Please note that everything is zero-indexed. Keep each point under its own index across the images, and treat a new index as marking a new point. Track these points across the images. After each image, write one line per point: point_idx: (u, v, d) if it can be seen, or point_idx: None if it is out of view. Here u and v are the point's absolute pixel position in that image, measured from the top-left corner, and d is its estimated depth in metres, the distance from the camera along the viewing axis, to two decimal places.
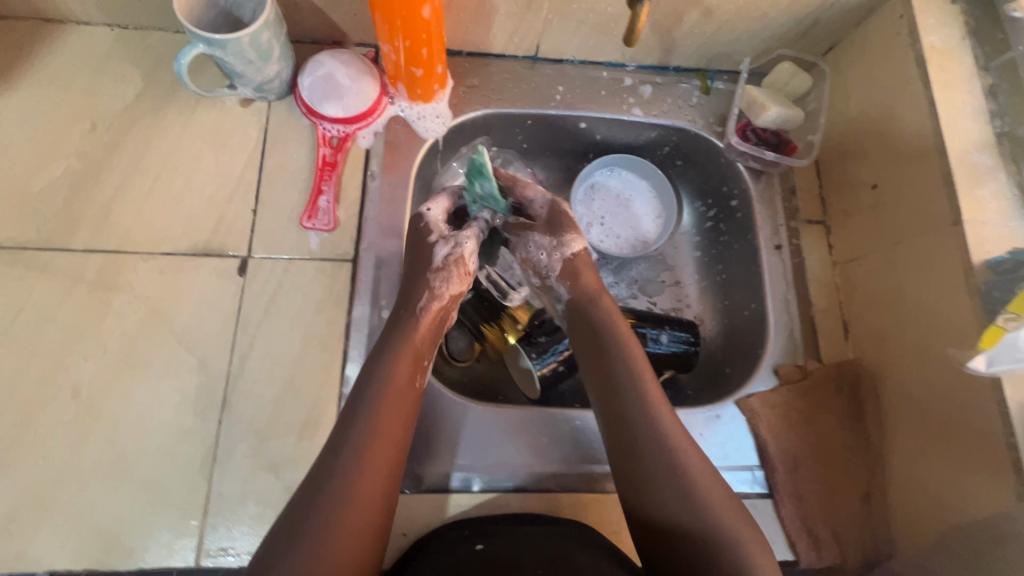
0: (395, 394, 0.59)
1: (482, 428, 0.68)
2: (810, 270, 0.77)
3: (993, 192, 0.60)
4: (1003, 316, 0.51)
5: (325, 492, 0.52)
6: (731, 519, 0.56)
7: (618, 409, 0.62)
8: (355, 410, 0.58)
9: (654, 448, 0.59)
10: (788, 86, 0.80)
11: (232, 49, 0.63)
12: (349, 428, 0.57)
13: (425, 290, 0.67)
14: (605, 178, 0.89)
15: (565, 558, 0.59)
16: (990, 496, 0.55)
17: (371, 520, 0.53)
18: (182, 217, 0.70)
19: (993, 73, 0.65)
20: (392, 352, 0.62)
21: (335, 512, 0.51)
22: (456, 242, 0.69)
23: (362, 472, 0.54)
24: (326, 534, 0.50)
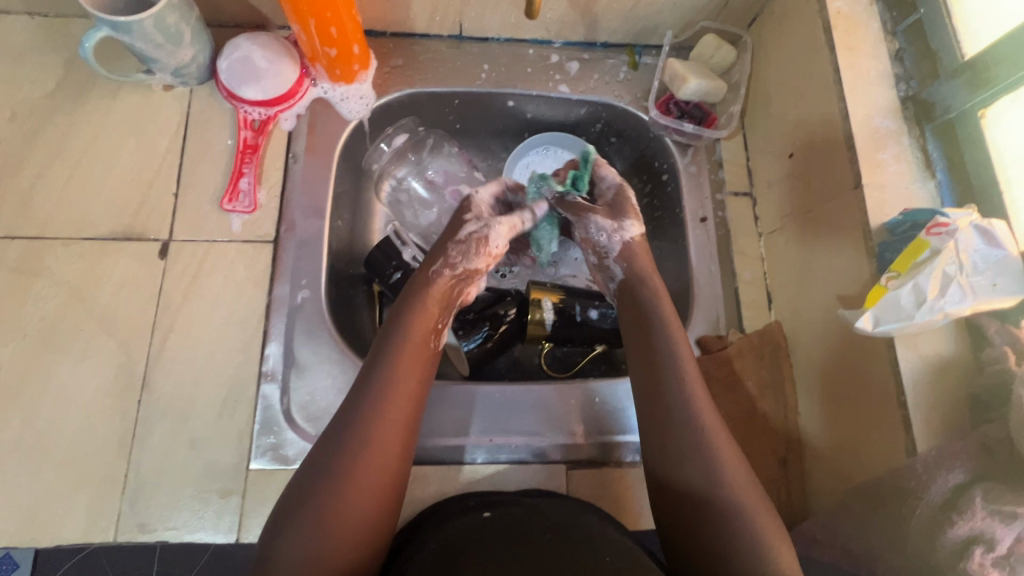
0: (410, 362, 0.61)
1: (491, 406, 0.69)
2: (735, 241, 0.78)
3: (895, 155, 0.61)
4: (886, 276, 0.53)
5: (338, 453, 0.55)
6: (737, 484, 0.56)
7: (649, 373, 0.63)
8: (371, 378, 0.60)
9: (677, 412, 0.60)
10: (712, 58, 0.80)
11: (138, 32, 0.63)
12: (364, 395, 0.59)
13: (448, 267, 0.69)
14: (540, 155, 0.87)
15: (582, 527, 0.57)
16: (886, 454, 0.55)
17: (382, 482, 0.55)
18: (104, 202, 0.70)
19: (900, 37, 0.66)
20: (411, 322, 0.65)
21: (348, 471, 0.54)
22: (486, 224, 0.72)
23: (380, 434, 0.56)
24: (333, 492, 0.52)
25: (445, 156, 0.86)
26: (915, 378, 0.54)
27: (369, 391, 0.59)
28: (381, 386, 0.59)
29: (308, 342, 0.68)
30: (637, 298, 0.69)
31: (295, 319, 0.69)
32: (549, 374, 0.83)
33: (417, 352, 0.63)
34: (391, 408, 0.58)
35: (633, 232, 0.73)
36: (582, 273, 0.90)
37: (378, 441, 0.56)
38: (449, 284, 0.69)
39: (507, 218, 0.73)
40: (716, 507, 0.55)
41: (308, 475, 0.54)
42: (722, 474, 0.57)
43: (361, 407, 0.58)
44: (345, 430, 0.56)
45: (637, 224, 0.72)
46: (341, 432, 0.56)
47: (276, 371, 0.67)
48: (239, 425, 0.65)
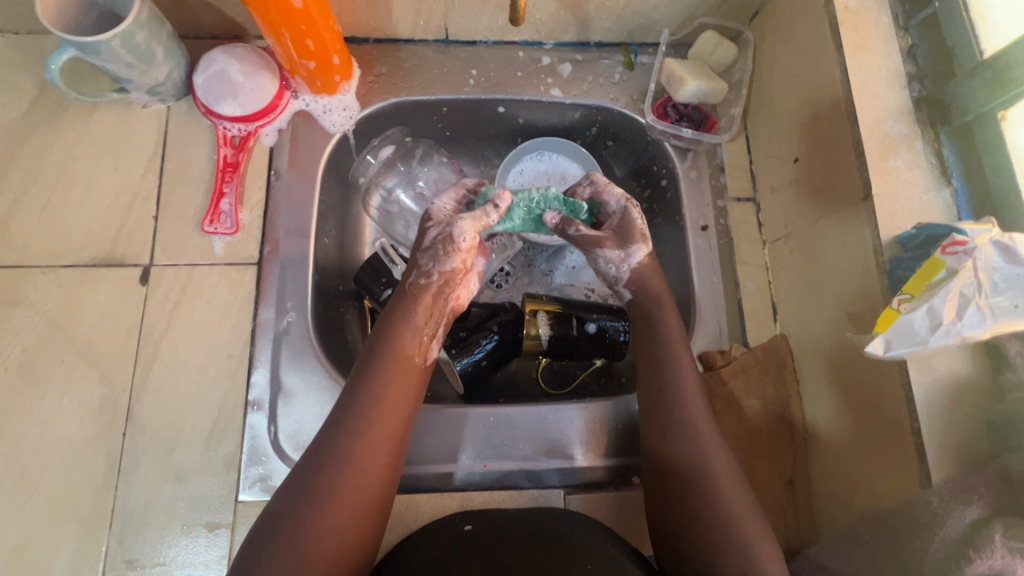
0: (392, 380, 0.60)
1: (485, 429, 0.66)
2: (738, 250, 0.74)
3: (907, 162, 0.57)
4: (897, 298, 0.49)
5: (319, 475, 0.54)
6: (738, 508, 0.55)
7: (654, 395, 0.62)
8: (352, 399, 0.59)
9: (679, 434, 0.59)
10: (712, 56, 0.76)
11: (106, 52, 0.60)
12: (344, 417, 0.57)
13: (425, 277, 0.66)
14: (535, 160, 0.83)
15: (569, 543, 0.56)
16: (900, 483, 0.52)
17: (363, 505, 0.54)
18: (82, 227, 0.68)
19: (912, 32, 0.61)
20: (387, 336, 0.63)
21: (328, 494, 0.53)
22: (446, 224, 0.67)
23: (360, 457, 0.55)
24: (310, 517, 0.52)
25: (437, 165, 0.82)
26: (930, 403, 0.51)
27: (351, 413, 0.57)
28: (364, 407, 0.58)
29: (294, 368, 0.66)
30: (648, 318, 0.67)
31: (280, 345, 0.67)
32: (547, 393, 0.80)
33: (399, 369, 0.61)
34: (373, 430, 0.57)
35: (640, 251, 0.68)
36: (582, 282, 0.87)
37: (358, 464, 0.55)
38: (425, 296, 0.65)
39: (472, 214, 0.67)
40: (713, 531, 0.54)
41: (287, 498, 0.53)
42: (723, 498, 0.56)
43: (343, 427, 0.57)
44: (327, 451, 0.55)
45: (644, 245, 0.68)
46: (321, 453, 0.55)
47: (263, 399, 0.65)
48: (226, 456, 0.63)
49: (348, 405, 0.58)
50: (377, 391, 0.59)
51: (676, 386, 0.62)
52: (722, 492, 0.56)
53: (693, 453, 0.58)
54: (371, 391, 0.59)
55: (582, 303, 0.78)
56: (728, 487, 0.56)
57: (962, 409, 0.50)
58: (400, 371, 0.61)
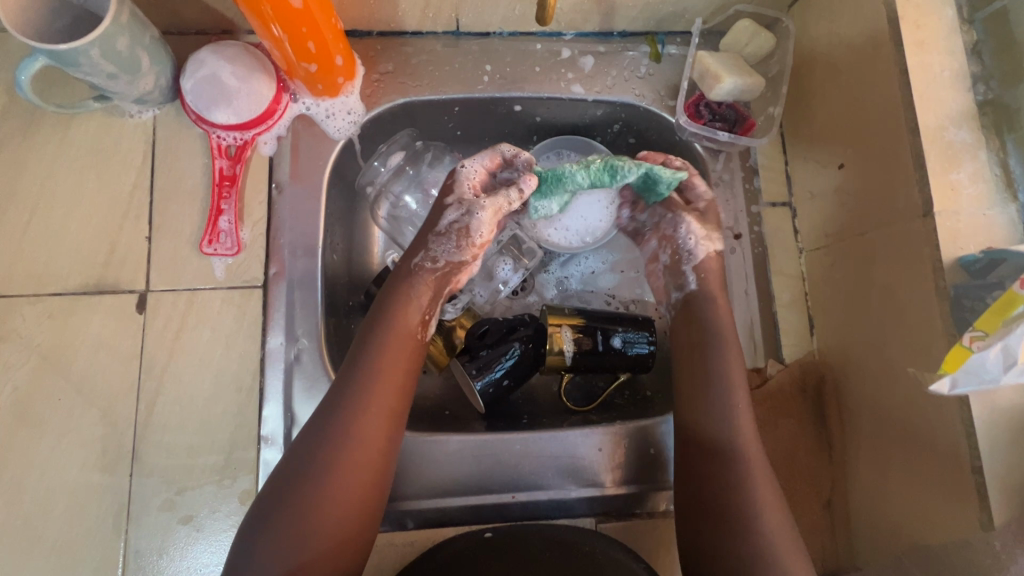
0: (381, 363, 0.57)
1: (506, 456, 0.63)
2: (773, 259, 0.70)
3: (971, 174, 0.52)
4: (968, 334, 0.46)
5: (316, 455, 0.52)
6: (785, 554, 0.52)
7: (698, 433, 0.59)
8: (338, 389, 0.55)
9: (721, 480, 0.56)
10: (748, 47, 0.70)
11: (83, 61, 0.54)
12: (329, 414, 0.54)
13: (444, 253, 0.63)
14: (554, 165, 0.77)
15: (580, 546, 0.57)
16: (951, 519, 0.50)
17: (356, 483, 0.52)
18: (68, 252, 0.63)
19: (978, 26, 0.55)
20: (386, 311, 0.60)
21: (323, 470, 0.52)
22: (468, 209, 0.63)
23: (359, 429, 0.53)
24: (306, 498, 0.50)
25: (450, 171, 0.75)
26: (993, 442, 0.48)
27: (346, 390, 0.55)
28: (363, 378, 0.56)
29: (309, 400, 0.62)
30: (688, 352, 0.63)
31: (293, 374, 0.63)
32: (573, 410, 0.76)
33: (400, 336, 0.59)
34: (367, 413, 0.54)
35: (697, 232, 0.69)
36: (600, 289, 0.81)
37: (357, 436, 0.53)
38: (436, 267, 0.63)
39: (496, 199, 0.63)
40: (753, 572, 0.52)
41: (281, 479, 0.52)
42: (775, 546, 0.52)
43: (340, 401, 0.55)
44: (321, 430, 0.53)
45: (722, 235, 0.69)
46: (319, 427, 0.54)
47: (276, 435, 0.61)
48: (240, 494, 0.60)
49: (346, 381, 0.56)
50: (378, 360, 0.57)
51: (710, 421, 0.58)
52: (769, 536, 0.53)
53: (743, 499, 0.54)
54: (371, 360, 0.57)
55: (606, 314, 0.74)
56: (771, 537, 0.52)
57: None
58: (401, 338, 0.59)
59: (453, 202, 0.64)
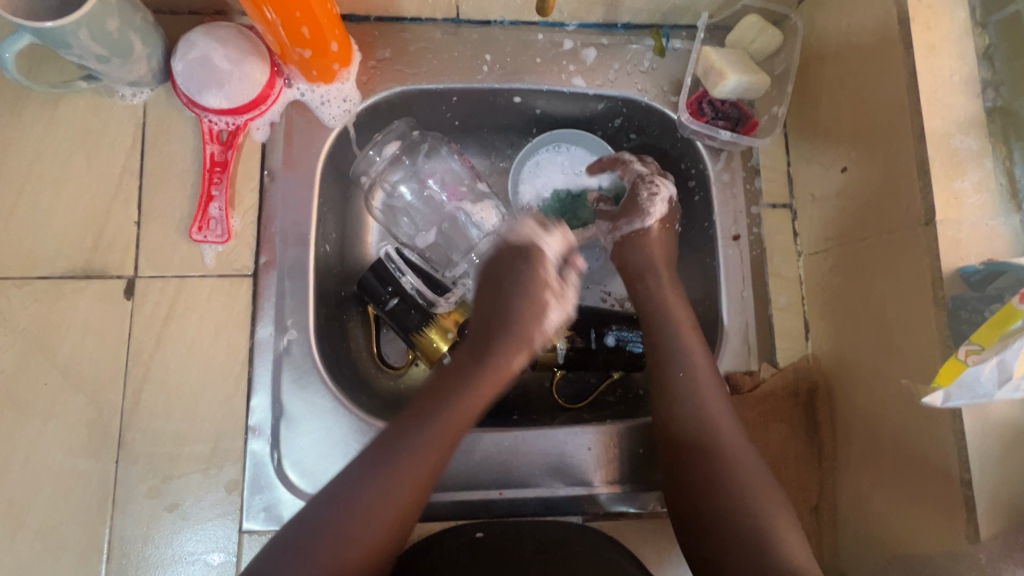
0: (441, 433, 0.55)
1: (497, 456, 0.63)
2: (771, 262, 0.69)
3: (975, 183, 0.51)
4: (963, 348, 0.45)
5: (358, 487, 0.51)
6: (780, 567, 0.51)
7: (675, 412, 0.60)
8: (392, 450, 0.53)
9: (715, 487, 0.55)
10: (753, 44, 0.68)
11: (71, 41, 0.52)
12: (376, 472, 0.52)
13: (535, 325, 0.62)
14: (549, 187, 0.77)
15: (563, 542, 0.57)
16: (939, 532, 0.50)
17: (394, 523, 0.51)
18: (56, 235, 0.62)
19: (990, 30, 0.54)
20: (462, 387, 0.58)
21: (367, 507, 0.50)
22: (566, 305, 0.64)
23: (400, 495, 0.52)
24: (343, 530, 0.49)
25: (495, 205, 0.76)
26: (983, 455, 0.47)
27: (399, 452, 0.53)
28: (412, 440, 0.54)
29: (298, 391, 0.62)
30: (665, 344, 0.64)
31: (281, 365, 0.62)
32: (563, 406, 0.75)
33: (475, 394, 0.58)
34: (413, 479, 0.52)
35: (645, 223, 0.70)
36: (597, 285, 0.80)
37: (394, 500, 0.51)
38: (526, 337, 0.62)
39: (574, 289, 0.65)
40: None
41: (320, 510, 0.51)
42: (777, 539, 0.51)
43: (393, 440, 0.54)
44: (356, 490, 0.51)
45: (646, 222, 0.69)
46: (370, 463, 0.52)
47: (263, 425, 0.61)
48: (226, 483, 0.59)
49: (393, 442, 0.53)
50: (433, 425, 0.55)
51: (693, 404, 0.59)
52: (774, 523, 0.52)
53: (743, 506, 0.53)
54: (429, 424, 0.55)
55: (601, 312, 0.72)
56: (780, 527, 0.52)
57: (1019, 461, 0.47)
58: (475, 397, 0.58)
59: (551, 301, 0.63)
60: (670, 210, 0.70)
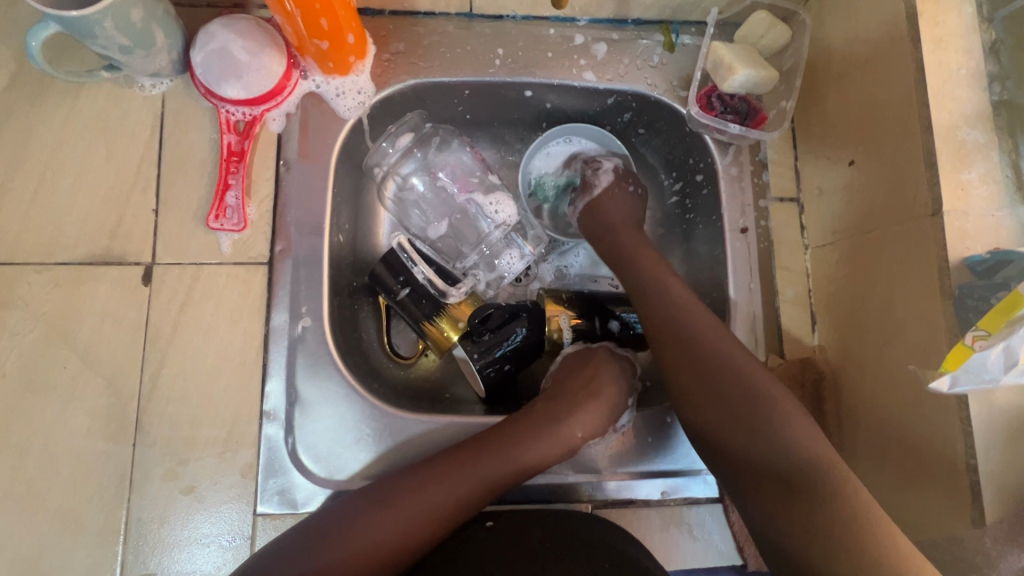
0: (492, 465, 0.58)
1: None
2: (778, 254, 0.70)
3: (982, 174, 0.52)
4: (970, 334, 0.46)
5: (398, 486, 0.56)
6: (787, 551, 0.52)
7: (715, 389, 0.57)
8: (439, 464, 0.58)
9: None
10: (762, 40, 0.69)
11: (95, 29, 0.54)
12: (422, 479, 0.57)
13: (618, 409, 0.66)
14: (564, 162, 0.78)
15: (574, 531, 0.57)
16: (946, 519, 0.51)
17: (430, 527, 0.55)
18: (76, 222, 0.63)
19: (997, 25, 0.55)
20: (526, 436, 0.61)
21: (407, 504, 0.55)
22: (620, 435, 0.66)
23: (431, 505, 0.56)
24: (375, 519, 0.54)
25: (507, 196, 0.76)
26: (988, 440, 0.48)
27: (445, 467, 0.57)
28: (464, 462, 0.58)
29: (311, 377, 0.63)
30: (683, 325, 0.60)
31: (296, 352, 0.63)
32: None
33: (541, 438, 0.61)
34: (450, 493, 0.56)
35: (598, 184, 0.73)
36: (603, 278, 0.81)
37: (424, 506, 0.55)
38: (601, 397, 0.65)
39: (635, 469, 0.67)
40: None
41: (357, 502, 0.55)
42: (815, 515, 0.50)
43: (444, 456, 0.58)
44: (394, 491, 0.56)
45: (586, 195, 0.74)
46: (416, 469, 0.58)
47: (278, 410, 0.62)
48: (241, 467, 0.60)
49: (444, 459, 0.58)
50: (485, 455, 0.58)
51: (732, 381, 0.57)
52: None
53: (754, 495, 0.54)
54: (483, 454, 0.59)
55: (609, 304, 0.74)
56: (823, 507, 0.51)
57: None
58: (542, 440, 0.61)
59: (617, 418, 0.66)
60: (619, 177, 0.73)
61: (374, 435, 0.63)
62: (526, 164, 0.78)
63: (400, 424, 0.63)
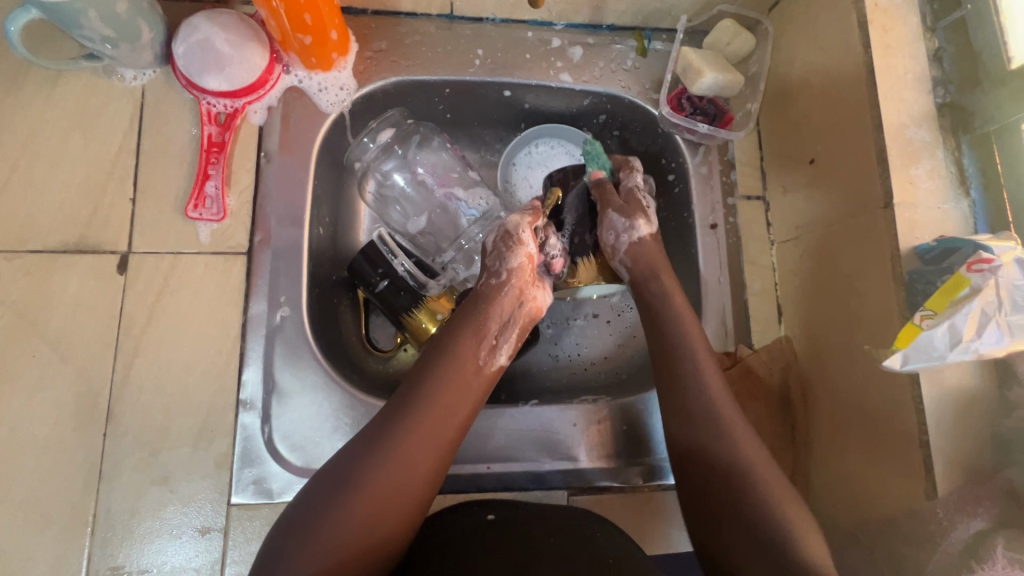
0: (455, 381, 0.57)
1: (498, 427, 0.66)
2: (745, 249, 0.73)
3: (928, 170, 0.56)
4: (918, 314, 0.50)
5: (362, 459, 0.51)
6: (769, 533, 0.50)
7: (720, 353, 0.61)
8: (406, 399, 0.55)
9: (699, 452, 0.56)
10: (728, 47, 0.73)
11: (78, 19, 0.55)
12: (390, 422, 0.53)
13: (503, 258, 0.64)
14: (537, 153, 0.81)
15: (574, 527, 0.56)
16: (903, 494, 0.53)
17: (416, 475, 0.52)
18: (49, 210, 0.62)
19: (939, 34, 0.59)
20: (462, 333, 0.60)
21: (374, 479, 0.50)
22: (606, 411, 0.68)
23: (405, 443, 0.52)
24: (360, 480, 0.50)
25: (489, 192, 0.78)
26: (938, 416, 0.51)
27: (410, 402, 0.55)
28: (427, 389, 0.56)
29: (289, 365, 0.63)
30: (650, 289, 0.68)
31: (273, 341, 0.63)
32: (553, 388, 0.76)
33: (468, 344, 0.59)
34: (422, 425, 0.54)
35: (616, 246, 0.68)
36: None
37: (400, 448, 0.52)
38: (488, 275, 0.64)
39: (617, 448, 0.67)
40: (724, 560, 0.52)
41: (316, 491, 0.50)
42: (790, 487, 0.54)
43: (383, 425, 0.53)
44: (367, 447, 0.52)
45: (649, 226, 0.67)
46: (368, 440, 0.52)
47: (255, 399, 0.62)
48: (217, 457, 0.60)
49: (407, 398, 0.55)
50: (442, 373, 0.57)
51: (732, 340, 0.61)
52: None
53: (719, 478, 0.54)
54: (437, 372, 0.57)
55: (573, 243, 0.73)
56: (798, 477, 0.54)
57: (970, 422, 0.51)
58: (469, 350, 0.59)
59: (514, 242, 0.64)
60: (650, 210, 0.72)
61: (353, 424, 0.63)
62: (511, 153, 0.80)
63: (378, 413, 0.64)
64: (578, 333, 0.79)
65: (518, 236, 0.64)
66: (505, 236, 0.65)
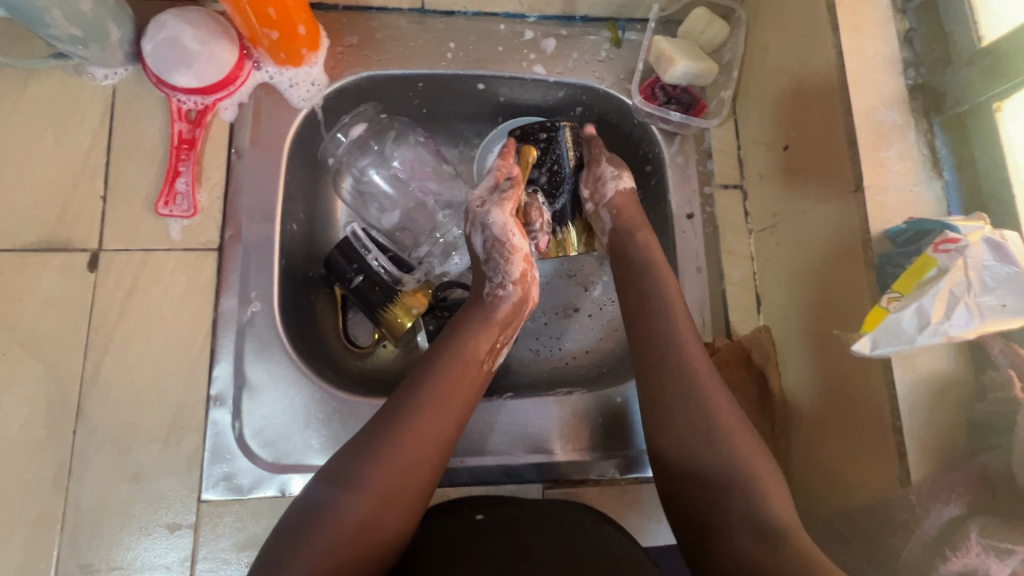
0: (459, 378, 0.57)
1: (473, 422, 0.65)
2: (723, 239, 0.72)
3: (900, 153, 0.55)
4: (886, 296, 0.49)
5: (365, 456, 0.50)
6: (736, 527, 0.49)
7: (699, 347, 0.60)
8: (408, 395, 0.55)
9: (670, 442, 0.55)
10: (703, 35, 0.73)
11: (45, 18, 0.56)
12: (392, 419, 0.53)
13: (506, 260, 0.63)
14: None
15: (566, 522, 0.53)
16: (880, 482, 0.52)
17: (420, 472, 0.51)
18: (20, 209, 0.62)
19: (910, 15, 0.58)
20: (467, 332, 0.60)
21: (378, 477, 0.49)
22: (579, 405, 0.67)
23: (408, 441, 0.51)
24: (363, 478, 0.49)
25: (462, 184, 0.79)
26: (911, 402, 0.50)
27: (411, 400, 0.54)
28: (429, 386, 0.55)
29: (260, 361, 0.63)
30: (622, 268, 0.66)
31: (244, 337, 0.63)
32: (532, 382, 0.75)
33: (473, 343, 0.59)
34: (426, 422, 0.53)
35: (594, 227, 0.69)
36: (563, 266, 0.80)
37: (404, 446, 0.51)
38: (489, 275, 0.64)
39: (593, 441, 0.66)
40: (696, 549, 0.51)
41: (319, 489, 0.49)
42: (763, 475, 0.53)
43: (386, 421, 0.52)
44: (369, 445, 0.51)
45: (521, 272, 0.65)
46: (370, 438, 0.52)
47: (226, 395, 0.61)
48: (187, 453, 0.60)
49: (408, 395, 0.55)
50: (445, 370, 0.56)
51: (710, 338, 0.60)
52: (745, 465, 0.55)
53: (688, 468, 0.53)
54: (440, 369, 0.56)
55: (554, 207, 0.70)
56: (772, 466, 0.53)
57: (944, 407, 0.50)
58: (473, 349, 0.59)
59: (508, 244, 0.63)
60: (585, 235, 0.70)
61: (325, 419, 0.62)
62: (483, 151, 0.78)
63: (349, 408, 0.63)
64: (558, 328, 0.79)
65: (507, 237, 0.63)
66: (497, 244, 0.64)
